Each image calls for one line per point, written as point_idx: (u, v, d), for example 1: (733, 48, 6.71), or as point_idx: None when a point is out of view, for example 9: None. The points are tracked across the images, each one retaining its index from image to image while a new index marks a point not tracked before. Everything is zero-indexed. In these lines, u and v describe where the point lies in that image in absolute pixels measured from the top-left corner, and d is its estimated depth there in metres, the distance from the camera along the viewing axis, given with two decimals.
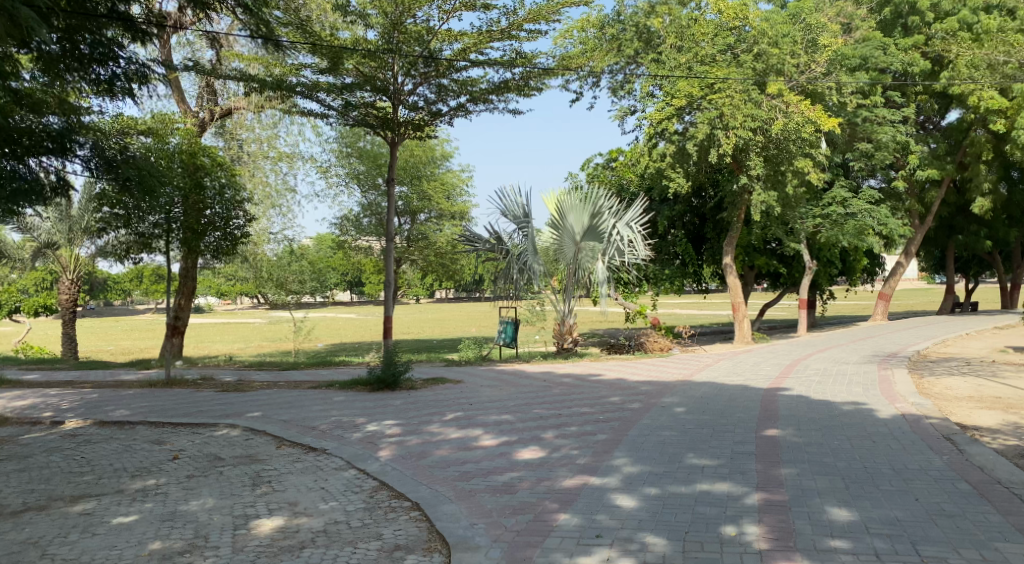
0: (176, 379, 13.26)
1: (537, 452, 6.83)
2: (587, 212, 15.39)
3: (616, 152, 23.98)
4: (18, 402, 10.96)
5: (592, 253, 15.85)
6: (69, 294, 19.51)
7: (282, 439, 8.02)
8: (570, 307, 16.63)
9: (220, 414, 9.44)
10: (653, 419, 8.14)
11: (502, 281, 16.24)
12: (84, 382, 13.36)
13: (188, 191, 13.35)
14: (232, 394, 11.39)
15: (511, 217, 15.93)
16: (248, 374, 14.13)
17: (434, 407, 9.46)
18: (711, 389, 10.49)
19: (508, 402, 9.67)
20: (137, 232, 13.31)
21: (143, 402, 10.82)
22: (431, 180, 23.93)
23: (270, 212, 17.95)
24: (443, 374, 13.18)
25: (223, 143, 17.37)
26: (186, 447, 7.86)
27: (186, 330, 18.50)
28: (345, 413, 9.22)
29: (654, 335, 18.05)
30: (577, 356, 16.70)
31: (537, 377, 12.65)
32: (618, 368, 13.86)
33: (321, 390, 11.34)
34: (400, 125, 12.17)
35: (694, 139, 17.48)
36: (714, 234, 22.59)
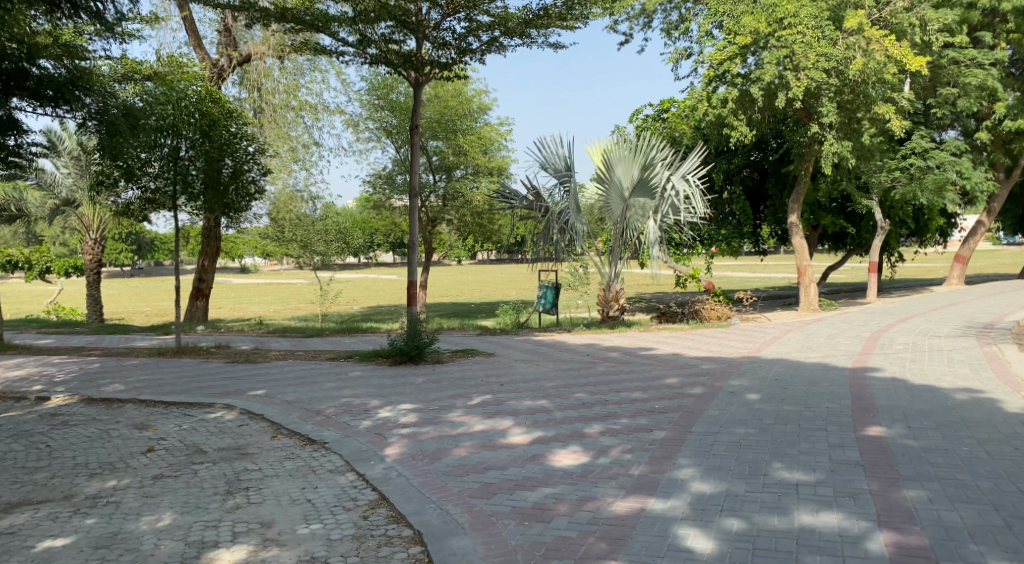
0: (188, 346, 12.28)
1: (579, 455, 5.48)
2: (637, 164, 13.79)
3: (667, 103, 22.15)
4: (13, 372, 10.11)
5: (643, 211, 14.36)
6: (92, 256, 18.62)
7: (280, 426, 6.84)
8: (616, 270, 15.12)
9: (219, 392, 8.32)
10: (721, 411, 6.72)
11: (541, 244, 14.79)
12: (94, 349, 12.51)
13: (195, 137, 11.98)
14: (242, 365, 10.32)
15: (552, 170, 14.37)
16: (267, 342, 13.08)
17: (461, 388, 8.18)
18: (785, 369, 8.97)
19: (545, 383, 8.34)
20: (146, 189, 12.19)
21: (143, 374, 9.82)
22: (468, 134, 21.99)
23: (293, 166, 16.66)
24: (475, 346, 11.88)
25: (246, 93, 16.14)
26: (168, 436, 6.73)
27: (210, 293, 17.65)
28: (358, 393, 8.02)
29: (711, 302, 16.46)
30: (624, 326, 15.22)
31: (581, 350, 11.28)
32: (671, 340, 12.36)
33: (338, 362, 10.17)
34: (426, 64, 10.65)
35: (759, 81, 15.61)
36: (776, 190, 20.83)
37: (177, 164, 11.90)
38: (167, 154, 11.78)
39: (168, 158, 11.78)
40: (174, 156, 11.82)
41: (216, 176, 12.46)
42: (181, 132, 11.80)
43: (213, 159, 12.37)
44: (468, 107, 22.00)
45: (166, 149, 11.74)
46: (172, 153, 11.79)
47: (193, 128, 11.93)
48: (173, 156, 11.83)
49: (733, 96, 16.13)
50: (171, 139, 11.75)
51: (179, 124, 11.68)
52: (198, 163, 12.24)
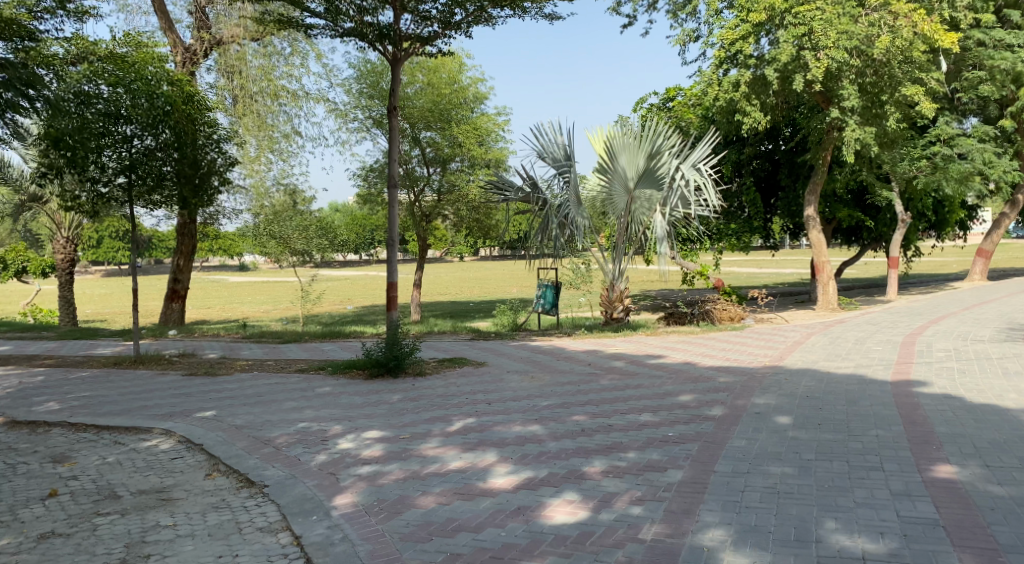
0: (149, 354, 11.13)
1: (576, 507, 4.34)
2: (643, 152, 12.64)
3: (673, 91, 21.02)
4: None
5: (648, 203, 13.19)
6: (64, 254, 17.69)
7: (218, 461, 5.70)
8: (620, 268, 13.94)
9: (161, 413, 7.18)
10: (748, 444, 5.57)
11: (537, 239, 13.61)
12: (49, 356, 11.39)
13: (151, 122, 10.40)
14: (201, 378, 9.18)
15: (550, 159, 13.22)
16: (238, 349, 11.94)
17: (441, 409, 7.05)
18: (815, 384, 7.81)
19: (540, 402, 7.19)
20: (95, 179, 10.53)
21: (86, 389, 8.68)
22: (463, 124, 20.76)
23: (268, 156, 15.47)
24: (465, 353, 10.73)
25: (223, 79, 14.99)
26: (83, 473, 5.59)
27: (187, 294, 16.52)
28: (320, 416, 6.89)
29: (723, 302, 15.31)
30: (630, 328, 14.04)
31: (581, 359, 10.15)
32: (682, 347, 11.19)
33: (308, 375, 9.06)
34: (406, 39, 9.39)
35: (776, 62, 14.50)
36: (789, 181, 19.78)
37: (133, 154, 10.45)
38: (123, 143, 10.34)
39: (122, 146, 10.33)
40: (128, 146, 10.40)
41: (177, 169, 10.99)
42: (134, 118, 10.26)
43: (176, 151, 10.85)
44: (463, 96, 20.80)
45: (122, 137, 10.30)
46: (126, 141, 10.33)
47: (151, 113, 10.36)
48: (127, 146, 10.39)
49: (746, 79, 15.00)
50: (125, 125, 10.30)
51: (132, 109, 10.22)
52: (162, 156, 10.84)
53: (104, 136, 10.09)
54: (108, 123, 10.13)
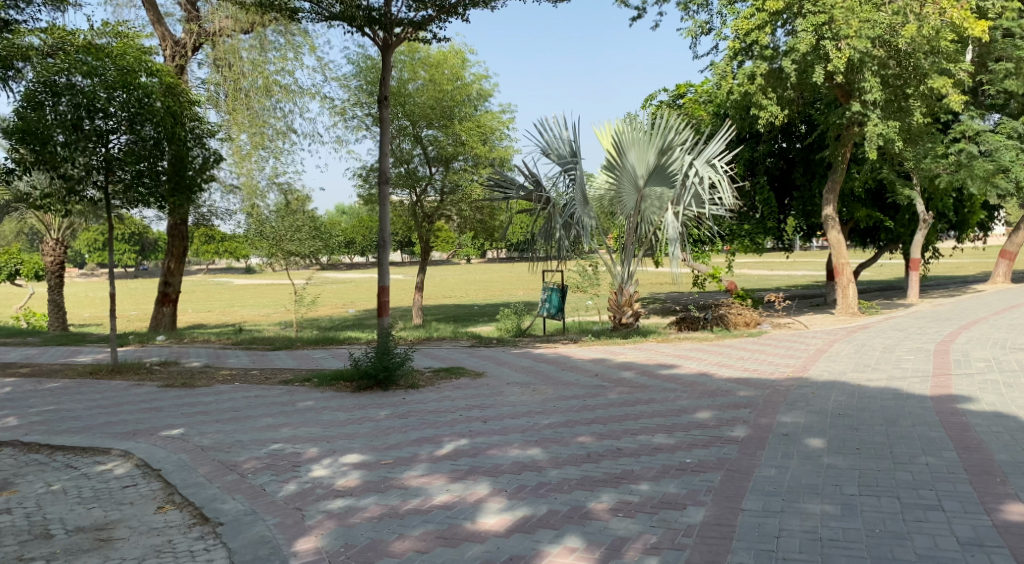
0: (128, 362, 10.46)
1: (580, 558, 3.63)
2: (654, 149, 11.92)
3: (684, 87, 20.33)
4: None
5: (659, 202, 12.53)
6: (53, 257, 17.13)
7: (173, 490, 4.97)
8: (629, 271, 13.22)
9: (122, 430, 6.45)
10: (778, 477, 4.88)
11: (542, 240, 13.00)
12: (23, 363, 10.67)
13: (130, 115, 9.47)
14: (176, 389, 8.48)
15: (554, 156, 12.54)
16: (224, 357, 11.29)
17: (431, 428, 6.38)
18: (844, 404, 7.11)
19: (540, 422, 6.50)
20: (63, 176, 9.58)
21: (50, 398, 7.99)
22: (466, 121, 20.06)
23: (260, 154, 14.87)
24: (463, 363, 10.05)
25: (214, 73, 14.36)
26: (18, 504, 4.79)
27: (178, 297, 15.90)
28: (297, 437, 6.23)
29: (737, 306, 14.58)
30: (639, 334, 13.30)
31: (586, 369, 9.49)
32: (695, 356, 10.47)
33: (292, 388, 8.40)
34: (396, 24, 8.69)
35: (794, 53, 13.80)
36: (804, 180, 19.02)
37: (109, 150, 9.55)
38: (98, 138, 9.41)
39: (96, 142, 9.39)
40: (104, 142, 9.45)
41: (158, 167, 10.09)
42: (111, 111, 9.34)
43: (156, 148, 9.93)
44: (466, 93, 20.13)
45: (97, 132, 9.35)
46: (101, 136, 9.39)
47: (129, 106, 9.41)
48: (103, 142, 9.47)
49: (762, 72, 14.32)
50: (101, 119, 9.35)
51: (108, 101, 9.25)
52: (141, 151, 9.81)
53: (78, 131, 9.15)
54: (81, 116, 9.16)
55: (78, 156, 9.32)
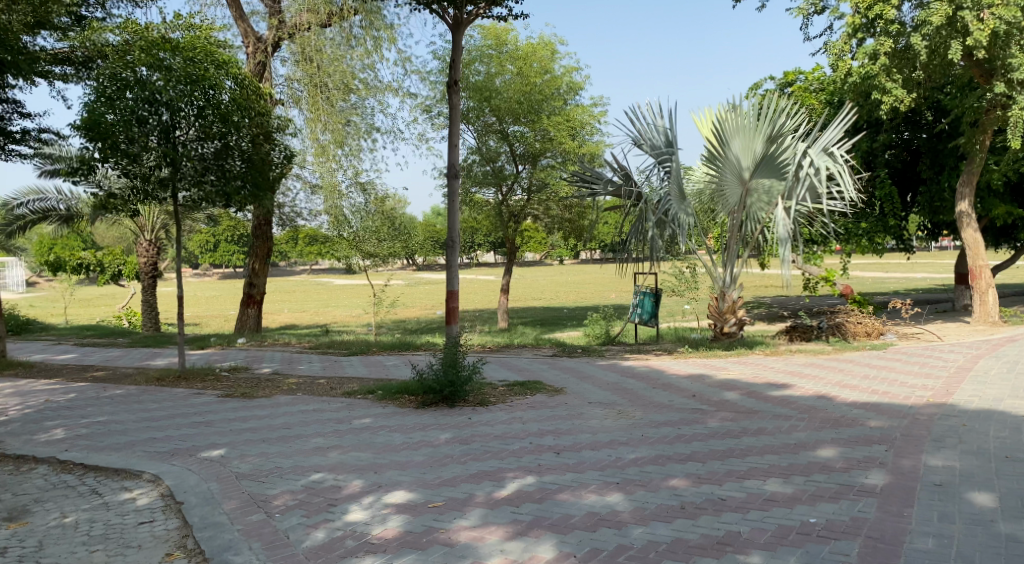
0: (198, 367, 10.13)
1: None
2: (761, 136, 10.57)
3: (792, 75, 18.55)
4: None
5: (768, 197, 11.06)
6: (147, 258, 17.51)
7: (188, 531, 4.25)
8: (732, 274, 11.89)
9: (162, 449, 5.88)
10: (942, 557, 3.68)
11: (633, 240, 11.83)
12: (100, 365, 10.54)
13: (195, 110, 9.08)
14: (236, 400, 7.95)
15: (647, 147, 11.39)
16: (296, 363, 10.83)
17: (496, 461, 5.48)
18: (1009, 444, 5.69)
19: (624, 461, 5.49)
20: (127, 174, 9.21)
21: (107, 405, 7.60)
22: (554, 115, 19.08)
23: (339, 152, 14.51)
24: (542, 376, 9.12)
25: (299, 71, 14.09)
26: (17, 539, 4.18)
27: (261, 299, 15.81)
28: (346, 465, 5.48)
29: (855, 315, 12.91)
30: (741, 345, 11.90)
31: (681, 389, 8.32)
32: (809, 375, 9.08)
33: (354, 402, 7.73)
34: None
35: (925, 27, 12.08)
36: (931, 173, 16.80)
37: (174, 145, 9.15)
38: (164, 134, 9.02)
39: (161, 137, 9.02)
40: (171, 138, 9.11)
41: (225, 164, 9.58)
42: (177, 106, 8.95)
43: (223, 145, 9.44)
44: (556, 86, 19.17)
45: (162, 127, 8.97)
46: (166, 131, 9.00)
47: (194, 100, 9.00)
48: (169, 138, 9.11)
49: (887, 49, 12.62)
50: (167, 113, 8.98)
51: (174, 95, 8.86)
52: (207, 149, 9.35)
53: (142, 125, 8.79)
54: (146, 110, 8.82)
55: (142, 152, 8.93)
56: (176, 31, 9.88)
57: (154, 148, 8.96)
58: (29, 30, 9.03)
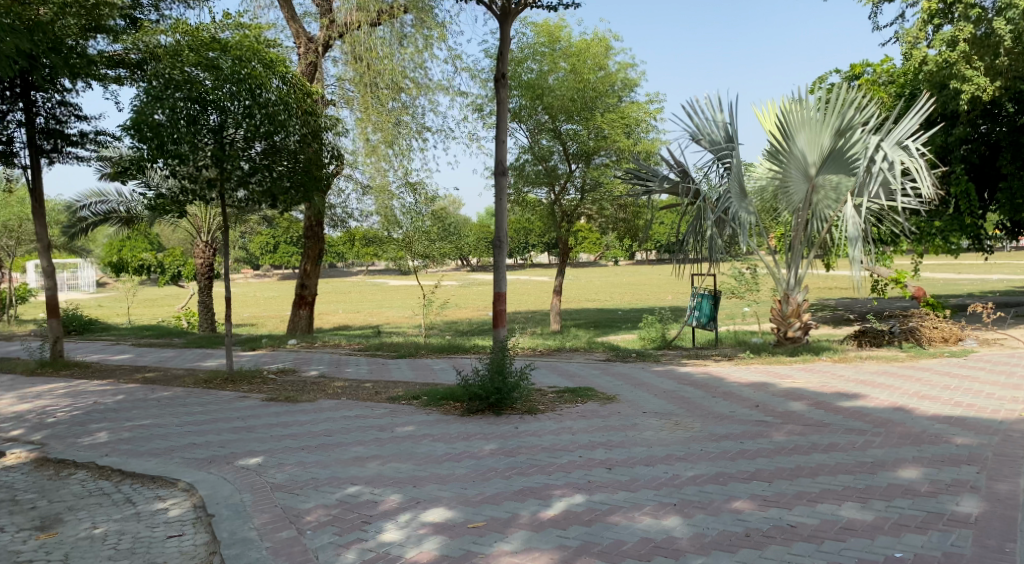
0: (247, 369, 10.09)
1: None
2: (829, 130, 9.91)
3: (859, 67, 17.58)
4: (23, 395, 8.24)
5: (836, 194, 10.40)
6: (204, 259, 17.81)
7: (215, 547, 4.03)
8: (796, 275, 11.23)
9: (200, 456, 5.72)
10: None
11: (690, 240, 11.26)
12: (153, 366, 10.62)
13: (243, 110, 8.99)
14: (279, 404, 7.81)
15: (706, 142, 10.85)
16: (343, 366, 10.70)
17: (543, 477, 5.12)
18: None
19: (682, 479, 5.05)
20: (176, 175, 9.21)
21: (153, 407, 7.55)
22: (608, 112, 18.60)
23: (388, 153, 14.39)
24: (593, 382, 8.71)
25: (350, 71, 14.03)
26: (43, 551, 4.04)
27: (314, 300, 15.85)
28: (385, 477, 5.21)
29: (932, 319, 12.05)
30: (807, 351, 11.22)
31: (743, 398, 7.78)
32: (884, 385, 8.40)
33: (399, 408, 7.49)
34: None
35: (1012, 9, 11.15)
36: (1013, 168, 15.44)
37: (222, 145, 9.10)
38: (211, 133, 8.98)
39: (209, 136, 8.97)
40: (219, 138, 9.05)
41: (273, 164, 9.48)
42: (226, 106, 8.89)
43: (271, 145, 9.36)
44: (611, 82, 18.69)
45: (210, 127, 8.93)
46: (215, 131, 8.94)
47: (241, 99, 8.93)
48: (218, 138, 9.05)
49: (967, 35, 11.73)
50: (215, 113, 8.91)
51: (222, 95, 8.81)
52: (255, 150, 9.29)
53: (190, 125, 8.76)
54: (194, 110, 8.80)
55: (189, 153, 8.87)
56: (226, 31, 9.85)
57: (202, 148, 8.93)
58: (83, 33, 9.14)
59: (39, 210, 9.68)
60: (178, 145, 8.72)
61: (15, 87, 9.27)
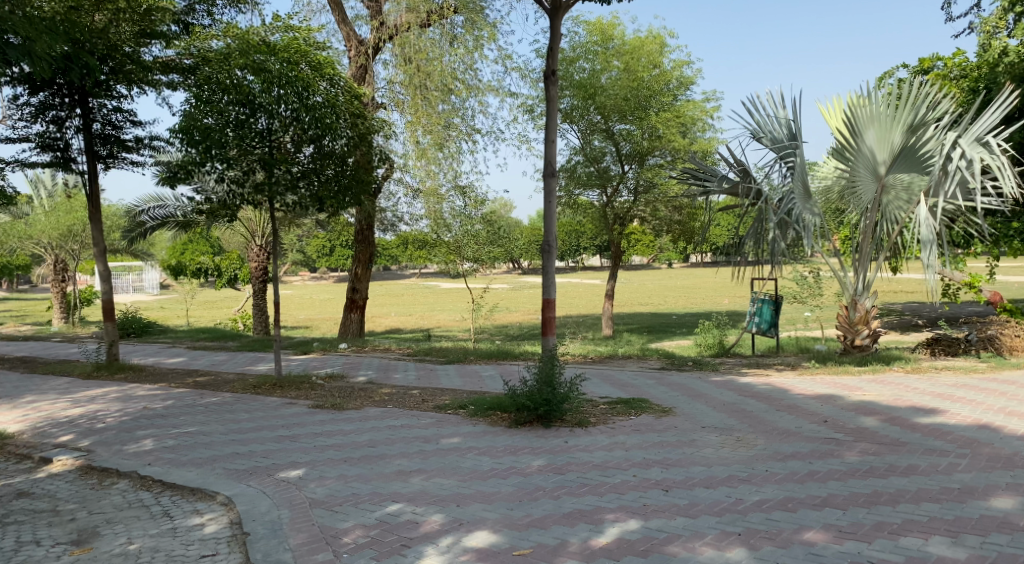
0: (296, 374, 10.04)
1: None
2: (900, 127, 9.26)
3: (929, 61, 16.62)
4: (76, 398, 8.32)
5: (908, 194, 9.70)
6: (258, 262, 18.04)
7: None
8: (865, 279, 10.55)
9: (241, 467, 5.58)
10: None
11: (750, 243, 10.67)
12: (205, 370, 10.68)
13: (291, 113, 8.94)
14: (325, 411, 7.66)
15: (767, 141, 10.34)
16: (391, 372, 10.54)
17: (593, 498, 4.77)
18: None
19: (746, 505, 4.64)
20: (226, 180, 9.25)
21: (200, 413, 7.51)
22: (663, 111, 18.06)
23: (438, 155, 14.23)
24: (647, 392, 8.30)
25: (400, 73, 13.92)
26: None
27: (364, 303, 15.82)
28: (428, 494, 4.95)
29: (1014, 326, 11.19)
30: (877, 360, 10.53)
31: (809, 412, 7.25)
32: (967, 399, 7.73)
33: (445, 418, 7.24)
34: None
35: None
36: None
37: (270, 149, 9.07)
38: (260, 137, 8.96)
39: (258, 140, 8.96)
40: (268, 142, 9.03)
41: (321, 168, 9.40)
42: (275, 110, 8.86)
43: (319, 148, 9.28)
44: (666, 81, 18.16)
45: (258, 130, 8.91)
46: (263, 134, 8.92)
47: (289, 102, 8.87)
48: (266, 141, 9.02)
49: None
50: (264, 117, 8.89)
51: (271, 99, 8.77)
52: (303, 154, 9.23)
53: (238, 128, 8.76)
54: (243, 113, 8.79)
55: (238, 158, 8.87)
56: (274, 32, 9.84)
57: (250, 151, 8.93)
58: (138, 40, 9.25)
59: (96, 215, 9.83)
60: (226, 149, 8.73)
61: (73, 95, 9.44)
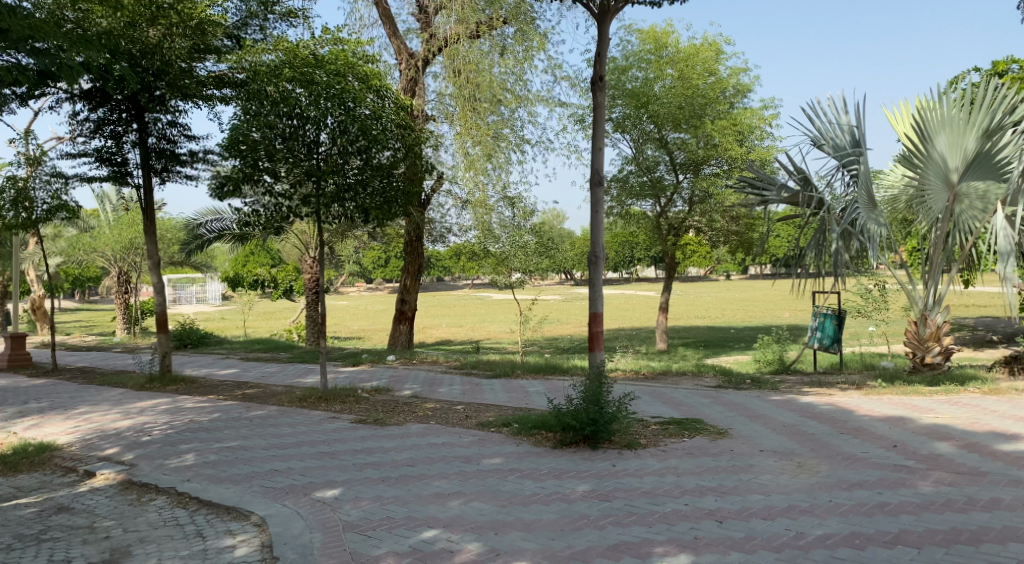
0: (342, 387, 9.99)
1: None
2: (976, 130, 8.60)
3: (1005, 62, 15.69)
4: (128, 410, 8.42)
5: (983, 203, 8.92)
6: (311, 274, 18.28)
7: None
8: (936, 293, 9.87)
9: (278, 485, 5.47)
10: None
11: (811, 255, 10.05)
12: (255, 382, 10.74)
13: (338, 125, 8.90)
14: (367, 427, 7.54)
15: (829, 147, 9.82)
16: (437, 386, 10.39)
17: (640, 529, 4.46)
18: None
19: (807, 541, 4.25)
20: (273, 193, 9.43)
21: (244, 427, 7.48)
22: (718, 120, 17.56)
23: (487, 166, 14.11)
24: (700, 412, 7.89)
25: (449, 86, 13.90)
26: None
27: (413, 315, 15.78)
28: (465, 519, 4.72)
29: None
30: (951, 379, 9.83)
31: (877, 437, 6.73)
32: None
33: (488, 436, 7.01)
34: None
35: None
36: None
37: (317, 162, 9.08)
38: (308, 148, 8.99)
39: (305, 152, 8.99)
40: (314, 154, 9.04)
41: (368, 180, 9.33)
42: (323, 122, 8.84)
43: (365, 160, 9.22)
44: (721, 88, 17.67)
45: (307, 141, 8.94)
46: (310, 146, 8.95)
47: (336, 114, 8.82)
48: (313, 154, 9.04)
49: None
50: (313, 130, 8.91)
51: (318, 111, 8.74)
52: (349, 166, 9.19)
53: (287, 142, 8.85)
54: (291, 126, 8.83)
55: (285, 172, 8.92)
56: (322, 45, 9.87)
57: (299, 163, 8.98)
58: (192, 56, 9.42)
59: (151, 228, 10.03)
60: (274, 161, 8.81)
61: (130, 110, 9.68)
